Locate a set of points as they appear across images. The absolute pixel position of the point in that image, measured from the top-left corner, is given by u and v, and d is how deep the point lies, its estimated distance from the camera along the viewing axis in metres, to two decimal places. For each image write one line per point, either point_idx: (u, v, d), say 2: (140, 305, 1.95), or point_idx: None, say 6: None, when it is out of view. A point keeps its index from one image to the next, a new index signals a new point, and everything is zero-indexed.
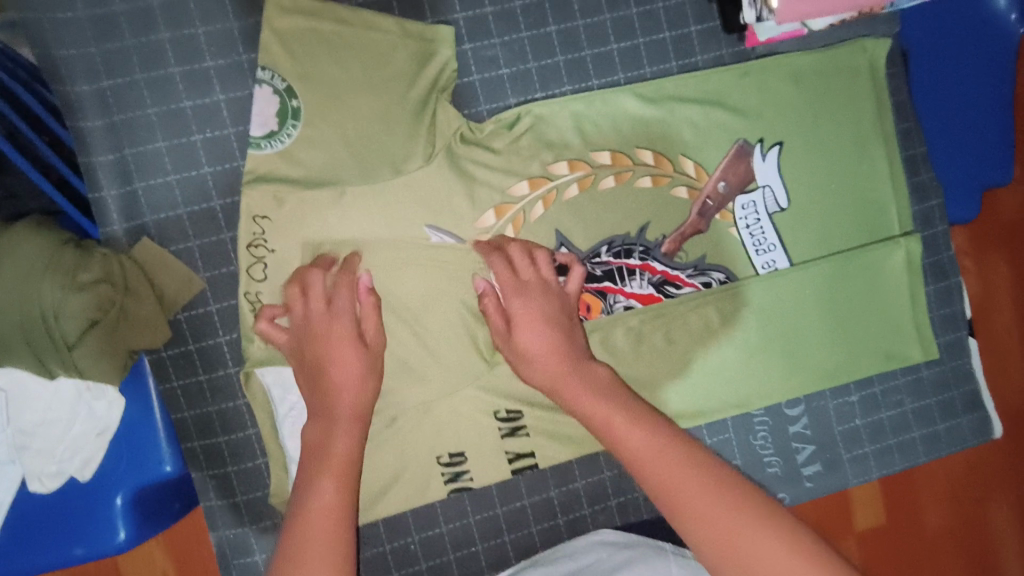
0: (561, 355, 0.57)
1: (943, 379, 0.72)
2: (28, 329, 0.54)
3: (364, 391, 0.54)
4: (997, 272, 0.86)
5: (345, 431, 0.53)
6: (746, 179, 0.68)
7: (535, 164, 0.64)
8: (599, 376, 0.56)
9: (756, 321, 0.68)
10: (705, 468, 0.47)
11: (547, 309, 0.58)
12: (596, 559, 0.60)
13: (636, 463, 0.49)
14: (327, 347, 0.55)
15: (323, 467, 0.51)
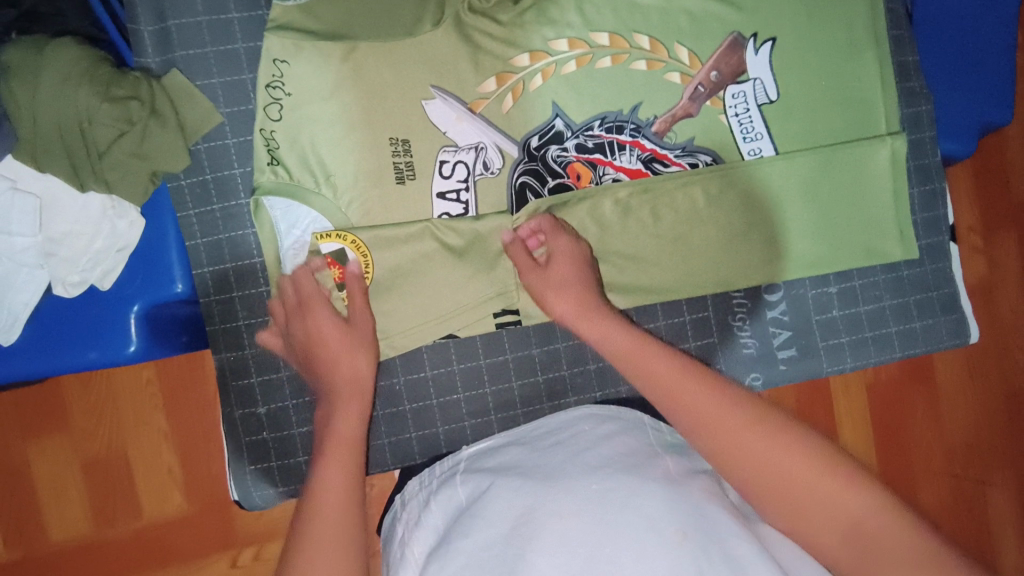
0: (587, 289, 0.62)
1: (922, 280, 0.76)
2: (64, 137, 0.60)
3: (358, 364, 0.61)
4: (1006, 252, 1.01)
5: (348, 407, 0.59)
6: (738, 70, 0.71)
7: (537, 38, 0.69)
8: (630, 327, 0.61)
9: (741, 205, 0.71)
10: (731, 403, 0.52)
11: (576, 252, 0.64)
12: (577, 432, 0.61)
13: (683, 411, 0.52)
14: (322, 340, 0.61)
15: (335, 444, 0.56)
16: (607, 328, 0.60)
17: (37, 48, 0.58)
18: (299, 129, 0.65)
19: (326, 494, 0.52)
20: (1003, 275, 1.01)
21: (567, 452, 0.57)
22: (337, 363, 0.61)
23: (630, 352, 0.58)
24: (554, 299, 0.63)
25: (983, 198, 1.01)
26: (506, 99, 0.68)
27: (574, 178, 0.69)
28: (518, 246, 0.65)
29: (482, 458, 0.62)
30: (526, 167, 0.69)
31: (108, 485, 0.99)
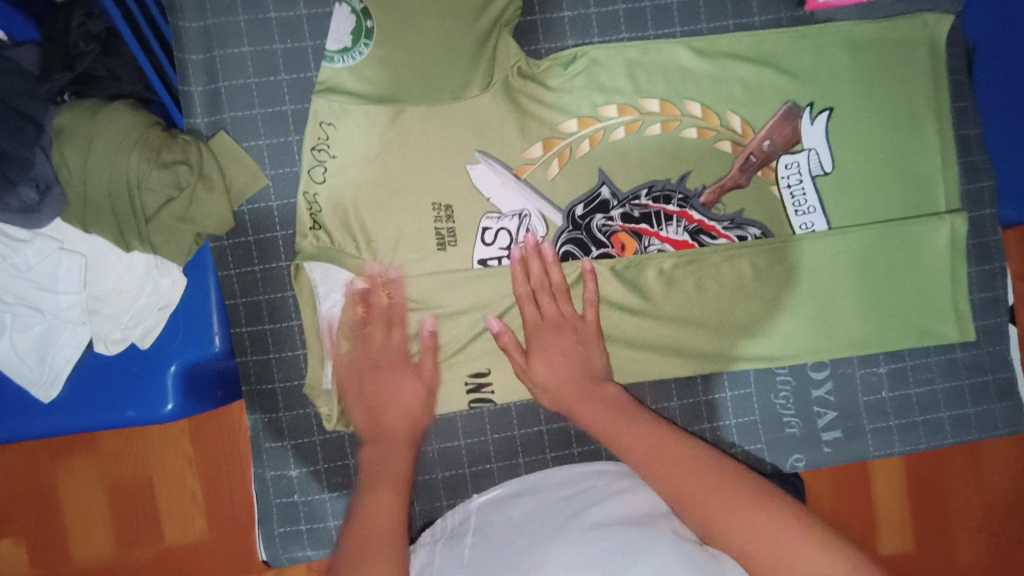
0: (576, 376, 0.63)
1: (978, 362, 0.72)
2: (112, 201, 0.59)
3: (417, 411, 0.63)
4: None
5: (401, 451, 0.59)
6: (792, 141, 0.69)
7: (586, 104, 0.67)
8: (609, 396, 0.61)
9: (789, 281, 0.69)
10: (703, 463, 0.52)
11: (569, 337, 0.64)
12: (591, 486, 0.61)
13: (660, 472, 0.52)
14: (385, 376, 0.63)
15: (381, 479, 0.56)
16: (594, 405, 0.61)
17: (90, 113, 0.58)
18: (342, 192, 0.64)
19: (379, 524, 0.51)
20: None
21: (572, 511, 0.57)
22: (382, 414, 0.62)
23: (611, 422, 0.58)
24: (544, 364, 0.63)
25: None
26: (552, 166, 0.67)
27: (618, 248, 0.67)
28: (540, 283, 0.64)
29: (492, 512, 0.61)
30: (570, 235, 0.67)
31: (133, 511, 0.99)
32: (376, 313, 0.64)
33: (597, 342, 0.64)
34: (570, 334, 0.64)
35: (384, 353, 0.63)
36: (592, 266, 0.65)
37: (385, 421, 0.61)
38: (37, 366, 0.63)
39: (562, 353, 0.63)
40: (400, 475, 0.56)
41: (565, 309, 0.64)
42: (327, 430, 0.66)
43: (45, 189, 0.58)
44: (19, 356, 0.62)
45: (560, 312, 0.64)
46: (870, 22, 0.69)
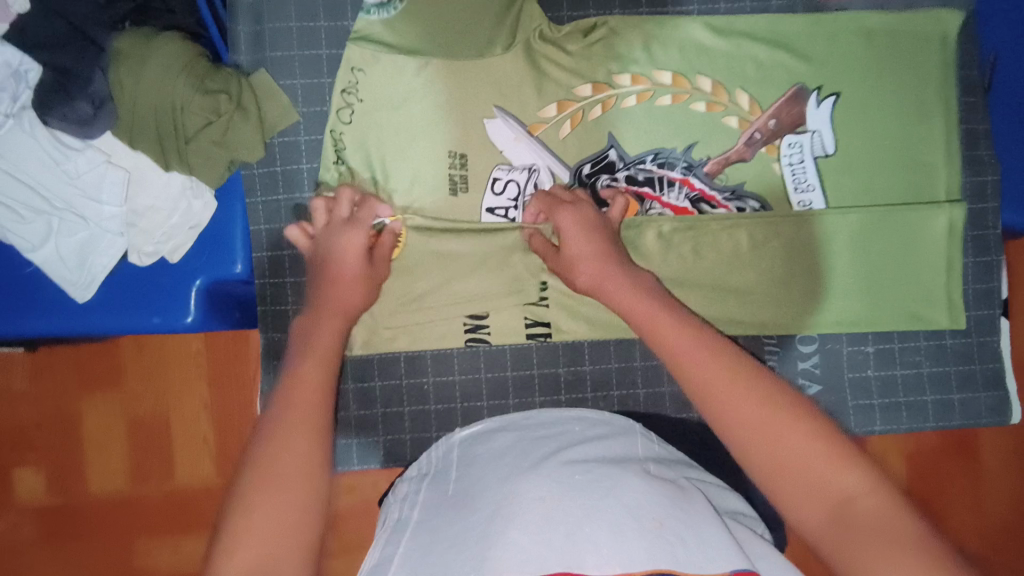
0: (603, 257, 0.62)
1: (967, 352, 0.74)
2: (157, 120, 0.65)
3: (355, 295, 0.63)
4: None
5: (332, 323, 0.61)
6: (799, 121, 0.72)
7: (601, 71, 0.71)
8: (646, 281, 0.61)
9: (784, 254, 0.72)
10: (745, 372, 0.50)
11: (593, 216, 0.65)
12: (568, 430, 0.61)
13: (682, 361, 0.52)
14: (332, 245, 0.64)
15: (308, 351, 0.57)
16: (622, 287, 0.60)
17: (146, 39, 0.64)
18: (366, 133, 0.69)
19: (303, 387, 0.53)
20: None
21: (551, 448, 0.57)
22: (337, 288, 0.63)
23: (648, 315, 0.57)
24: (579, 231, 0.63)
25: None
26: (565, 126, 0.71)
27: None
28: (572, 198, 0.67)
29: (474, 445, 0.62)
30: None
31: (151, 444, 1.09)
32: (345, 199, 0.66)
33: (620, 236, 0.66)
34: (592, 211, 0.65)
35: (343, 226, 0.65)
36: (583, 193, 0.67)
37: (332, 293, 0.62)
38: (76, 269, 0.68)
39: (589, 222, 0.64)
40: (330, 353, 0.58)
41: (598, 198, 0.67)
42: None
43: (99, 104, 0.64)
44: (60, 259, 0.68)
45: (586, 198, 0.66)
46: (884, 12, 0.72)
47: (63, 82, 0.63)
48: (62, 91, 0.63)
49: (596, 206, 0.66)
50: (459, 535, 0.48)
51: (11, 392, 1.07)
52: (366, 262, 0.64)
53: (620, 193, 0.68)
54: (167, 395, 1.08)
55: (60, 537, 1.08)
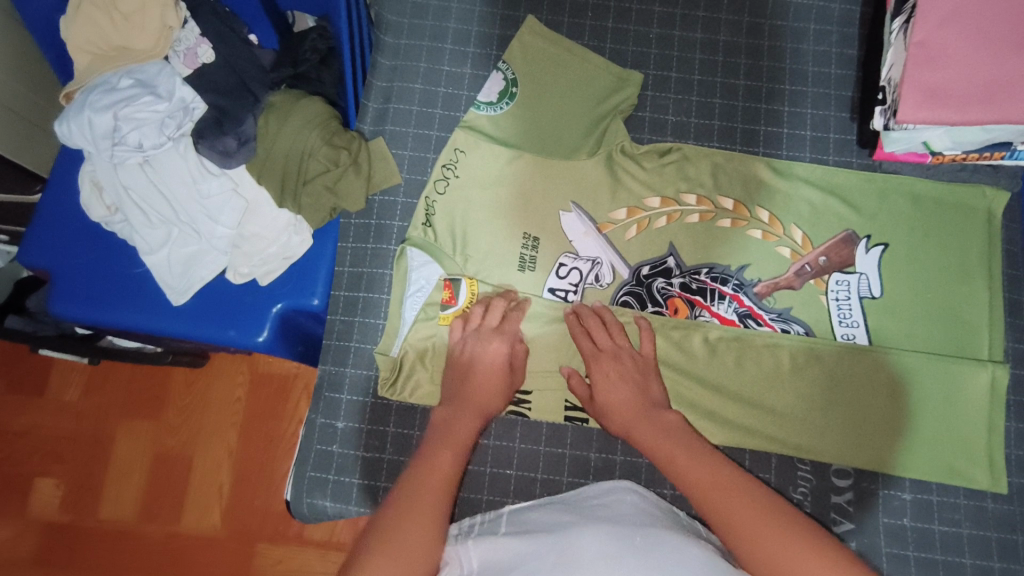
0: (631, 410, 0.68)
1: (1009, 519, 0.72)
2: (285, 164, 0.76)
3: (494, 400, 0.70)
4: None
5: (468, 415, 0.68)
6: (847, 262, 0.78)
7: (670, 188, 0.80)
8: (667, 421, 0.66)
9: (823, 382, 0.74)
10: (775, 513, 0.55)
11: (620, 372, 0.70)
12: (618, 500, 0.63)
13: (695, 485, 0.59)
14: (481, 355, 0.71)
15: (444, 440, 0.64)
16: (648, 427, 0.66)
17: (296, 98, 0.77)
18: (455, 204, 0.78)
19: (435, 474, 0.59)
20: None
21: (607, 513, 0.58)
22: (479, 390, 0.70)
23: (673, 453, 0.62)
24: (619, 389, 0.69)
25: None
26: (631, 229, 0.79)
27: (672, 310, 0.76)
28: (607, 345, 0.72)
29: (524, 511, 0.64)
30: (631, 289, 0.77)
31: (170, 481, 1.10)
32: (491, 306, 0.73)
33: (648, 374, 0.71)
34: (624, 363, 0.71)
35: (495, 334, 0.72)
36: (643, 316, 0.75)
37: (471, 393, 0.69)
38: (179, 277, 0.77)
39: (620, 376, 0.70)
40: (461, 441, 0.64)
41: (616, 338, 0.72)
42: (379, 397, 0.75)
43: (243, 142, 0.76)
44: (168, 266, 0.77)
45: (612, 342, 0.72)
46: (932, 181, 0.80)
47: (220, 120, 0.75)
48: (218, 127, 0.75)
49: (618, 347, 0.72)
50: None
51: (60, 402, 1.13)
52: (508, 368, 0.72)
53: (639, 319, 0.74)
54: (201, 430, 1.11)
55: (54, 560, 1.08)
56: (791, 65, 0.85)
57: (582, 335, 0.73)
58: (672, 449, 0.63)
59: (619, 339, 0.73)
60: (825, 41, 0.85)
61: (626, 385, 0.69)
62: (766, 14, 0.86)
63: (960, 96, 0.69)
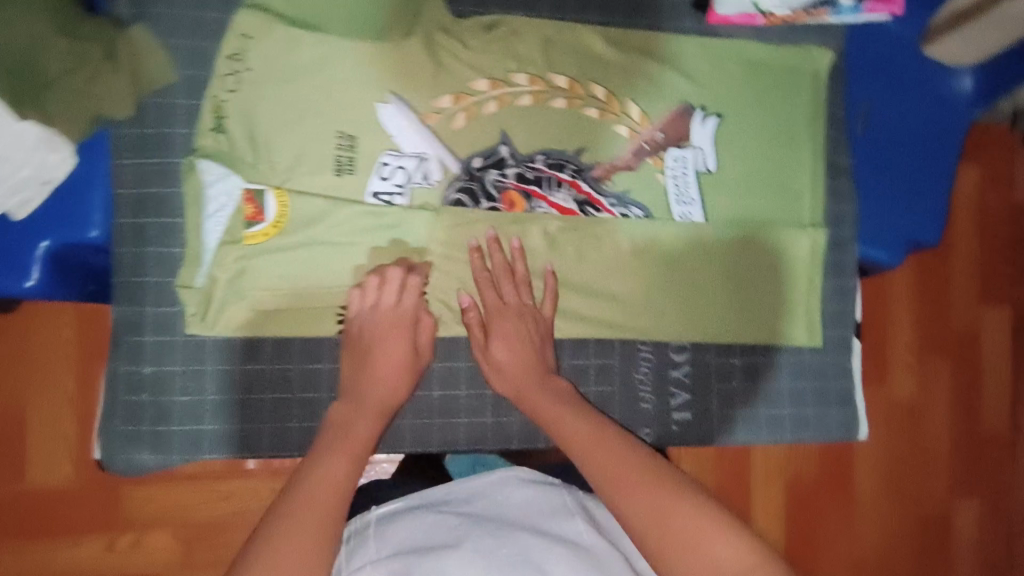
0: (529, 373, 0.68)
1: (824, 369, 0.78)
2: (13, 62, 0.56)
3: (399, 386, 0.66)
4: (933, 376, 1.26)
5: (363, 420, 0.64)
6: (683, 137, 0.75)
7: (498, 68, 0.72)
8: (561, 390, 0.68)
9: (661, 263, 0.74)
10: (659, 472, 0.58)
11: (516, 329, 0.69)
12: (508, 493, 0.63)
13: (579, 446, 0.62)
14: (383, 337, 0.66)
15: (342, 444, 0.62)
16: (544, 399, 0.67)
17: None
18: (249, 103, 0.66)
19: (322, 484, 0.58)
20: (926, 395, 1.26)
21: (506, 522, 0.58)
22: (376, 381, 0.66)
23: (562, 419, 0.65)
24: (504, 341, 0.69)
25: (925, 330, 1.26)
26: (458, 118, 0.71)
27: (507, 204, 0.71)
28: (500, 269, 0.70)
29: (410, 518, 0.60)
30: (463, 184, 0.71)
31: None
32: (393, 281, 0.67)
33: (546, 341, 0.71)
34: (526, 321, 0.70)
35: (393, 311, 0.67)
36: (552, 269, 0.72)
37: (365, 389, 0.65)
38: None
39: (519, 335, 0.69)
40: (361, 442, 0.62)
41: (522, 289, 0.71)
42: (187, 334, 0.65)
43: None
44: None
45: (517, 296, 0.70)
46: (762, 44, 0.77)
47: None
48: None
49: (522, 305, 0.70)
50: None
51: None
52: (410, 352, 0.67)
53: (512, 236, 0.70)
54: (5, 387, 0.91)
55: None
56: None
57: (483, 274, 0.70)
58: (558, 412, 0.65)
59: (518, 269, 0.71)
60: None
61: (526, 328, 0.69)
62: None
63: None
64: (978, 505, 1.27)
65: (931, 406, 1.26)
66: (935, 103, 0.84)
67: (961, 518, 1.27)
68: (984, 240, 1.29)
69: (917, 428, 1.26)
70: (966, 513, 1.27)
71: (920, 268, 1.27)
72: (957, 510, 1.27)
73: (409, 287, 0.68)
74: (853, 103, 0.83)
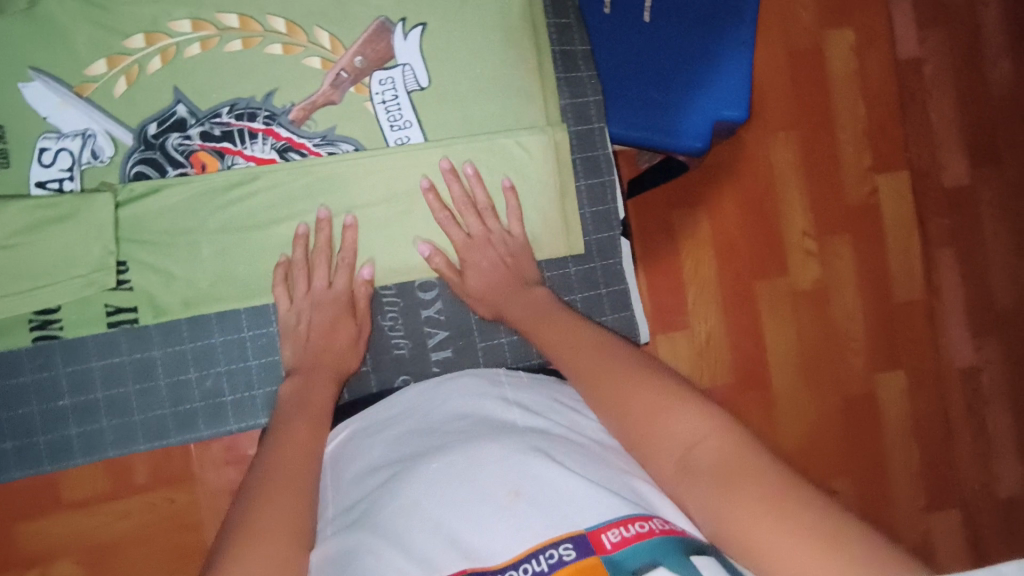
0: (508, 286, 0.68)
1: (591, 276, 0.74)
2: None
3: (344, 352, 0.66)
4: (833, 255, 1.19)
5: (321, 383, 0.63)
6: (385, 57, 0.68)
7: (153, 19, 0.64)
8: (537, 297, 0.67)
9: (385, 198, 0.68)
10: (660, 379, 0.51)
11: (490, 258, 0.69)
12: (452, 385, 0.59)
13: (572, 359, 0.57)
14: (321, 323, 0.66)
15: (301, 412, 0.59)
16: (518, 304, 0.67)
17: None
18: None
19: (298, 450, 0.54)
20: (833, 277, 1.19)
21: (450, 416, 0.55)
22: (316, 344, 0.66)
23: (557, 340, 0.60)
24: (473, 274, 0.69)
25: (817, 211, 1.19)
26: (120, 84, 0.64)
27: (199, 168, 0.66)
28: (461, 200, 0.69)
29: (427, 411, 0.57)
30: (142, 156, 0.65)
31: None
32: (323, 262, 0.67)
33: (524, 257, 0.70)
34: (496, 246, 0.69)
35: (323, 292, 0.67)
36: (511, 184, 0.70)
37: (321, 357, 0.65)
38: None
39: (491, 262, 0.69)
40: (323, 407, 0.60)
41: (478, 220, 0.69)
42: None
43: None
44: None
45: (483, 228, 0.69)
46: None
47: None
48: None
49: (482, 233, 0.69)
50: (478, 526, 0.42)
51: None
52: (348, 317, 0.67)
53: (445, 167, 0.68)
54: None
55: None
56: None
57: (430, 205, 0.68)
58: (558, 332, 0.61)
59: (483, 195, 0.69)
60: None
61: (495, 256, 0.69)
62: None
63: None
64: (904, 377, 1.22)
65: (839, 285, 1.20)
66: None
67: (888, 393, 1.21)
68: (868, 104, 1.21)
69: (827, 311, 1.19)
70: (893, 387, 1.22)
71: (804, 149, 1.18)
72: (882, 386, 1.21)
73: (321, 255, 0.67)
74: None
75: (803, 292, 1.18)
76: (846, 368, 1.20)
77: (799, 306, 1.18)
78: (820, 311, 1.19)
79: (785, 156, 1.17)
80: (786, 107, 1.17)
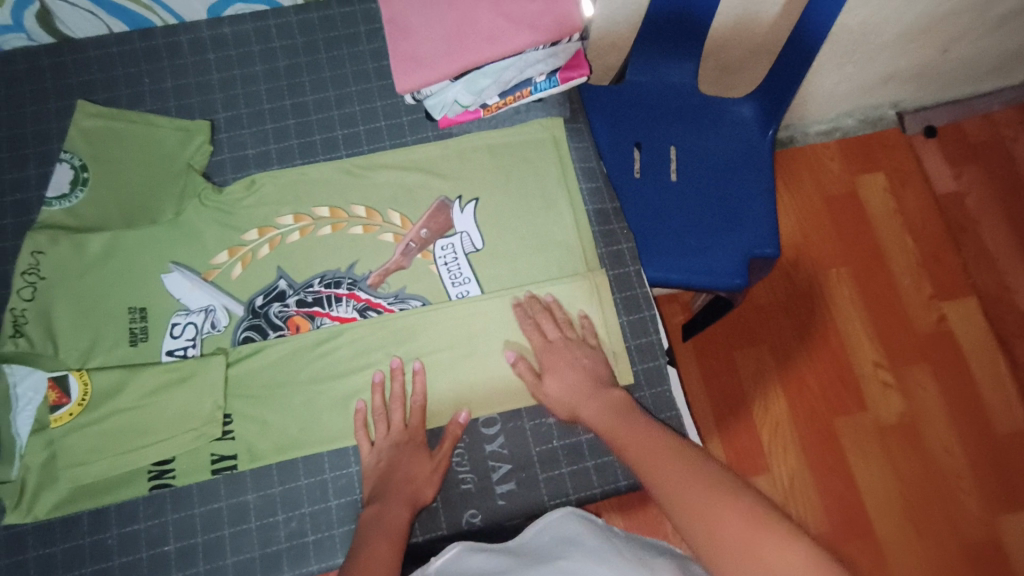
0: (589, 385, 0.72)
1: (643, 405, 0.78)
2: None
3: (422, 484, 0.71)
4: (915, 386, 1.16)
5: (396, 508, 0.67)
6: (445, 227, 0.82)
7: (265, 217, 0.81)
8: (614, 396, 0.69)
9: (450, 345, 0.77)
10: (733, 498, 0.52)
11: (587, 366, 0.73)
12: (569, 529, 0.61)
13: (647, 470, 0.59)
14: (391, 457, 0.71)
15: (380, 540, 0.64)
16: (596, 403, 0.69)
17: None
18: (46, 307, 0.76)
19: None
20: (920, 409, 1.14)
21: (566, 548, 0.57)
22: (387, 472, 0.70)
23: (641, 451, 0.61)
24: (552, 378, 0.73)
25: (887, 343, 1.18)
26: (236, 268, 0.79)
27: (293, 330, 0.78)
28: (544, 321, 0.77)
29: (543, 548, 0.59)
30: (250, 323, 0.78)
31: None
32: (398, 401, 0.74)
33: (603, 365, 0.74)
34: (571, 352, 0.75)
35: (400, 429, 0.73)
36: (587, 313, 0.79)
37: (398, 486, 0.69)
38: None
39: (569, 364, 0.73)
40: (396, 532, 0.65)
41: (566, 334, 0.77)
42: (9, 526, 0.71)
43: None
44: None
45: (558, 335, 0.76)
46: (499, 132, 0.86)
47: None
48: None
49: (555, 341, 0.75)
50: None
51: None
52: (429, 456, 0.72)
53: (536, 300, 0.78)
54: None
55: None
56: (352, 68, 0.89)
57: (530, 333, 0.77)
58: (654, 446, 0.60)
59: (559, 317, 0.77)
60: (378, 38, 0.91)
61: (581, 363, 0.74)
62: (317, 31, 0.91)
63: (442, 55, 0.77)
64: None
65: (926, 416, 1.14)
66: (738, 134, 0.94)
67: (1016, 539, 1.08)
68: (910, 234, 1.24)
69: (920, 447, 1.13)
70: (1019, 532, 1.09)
71: (859, 283, 1.21)
72: (1007, 531, 1.09)
73: (395, 400, 0.74)
74: (660, 149, 0.92)
75: (886, 425, 1.13)
76: (959, 505, 1.10)
77: (888, 441, 1.13)
78: (909, 442, 1.13)
79: (842, 290, 1.20)
80: (830, 245, 1.23)
